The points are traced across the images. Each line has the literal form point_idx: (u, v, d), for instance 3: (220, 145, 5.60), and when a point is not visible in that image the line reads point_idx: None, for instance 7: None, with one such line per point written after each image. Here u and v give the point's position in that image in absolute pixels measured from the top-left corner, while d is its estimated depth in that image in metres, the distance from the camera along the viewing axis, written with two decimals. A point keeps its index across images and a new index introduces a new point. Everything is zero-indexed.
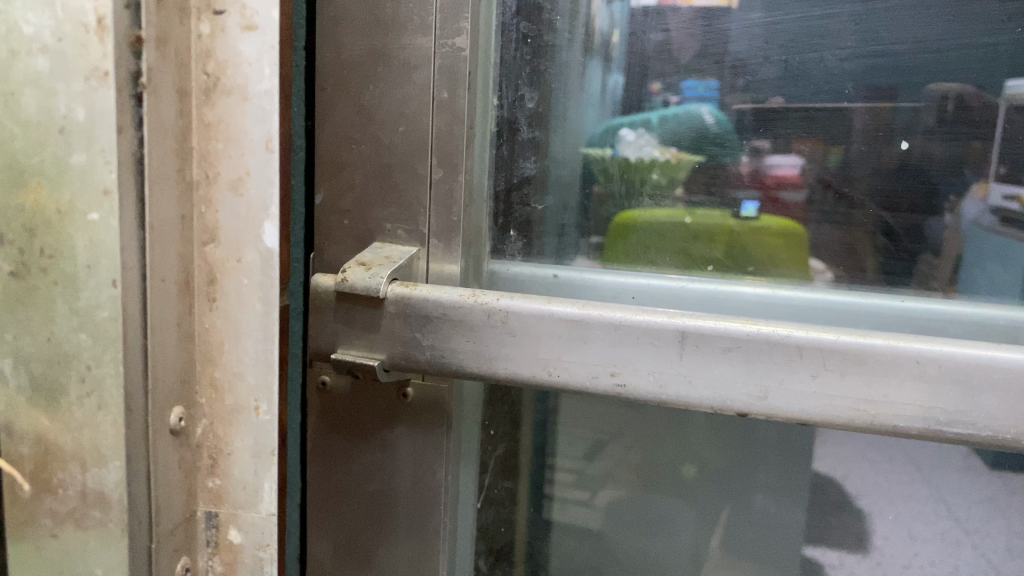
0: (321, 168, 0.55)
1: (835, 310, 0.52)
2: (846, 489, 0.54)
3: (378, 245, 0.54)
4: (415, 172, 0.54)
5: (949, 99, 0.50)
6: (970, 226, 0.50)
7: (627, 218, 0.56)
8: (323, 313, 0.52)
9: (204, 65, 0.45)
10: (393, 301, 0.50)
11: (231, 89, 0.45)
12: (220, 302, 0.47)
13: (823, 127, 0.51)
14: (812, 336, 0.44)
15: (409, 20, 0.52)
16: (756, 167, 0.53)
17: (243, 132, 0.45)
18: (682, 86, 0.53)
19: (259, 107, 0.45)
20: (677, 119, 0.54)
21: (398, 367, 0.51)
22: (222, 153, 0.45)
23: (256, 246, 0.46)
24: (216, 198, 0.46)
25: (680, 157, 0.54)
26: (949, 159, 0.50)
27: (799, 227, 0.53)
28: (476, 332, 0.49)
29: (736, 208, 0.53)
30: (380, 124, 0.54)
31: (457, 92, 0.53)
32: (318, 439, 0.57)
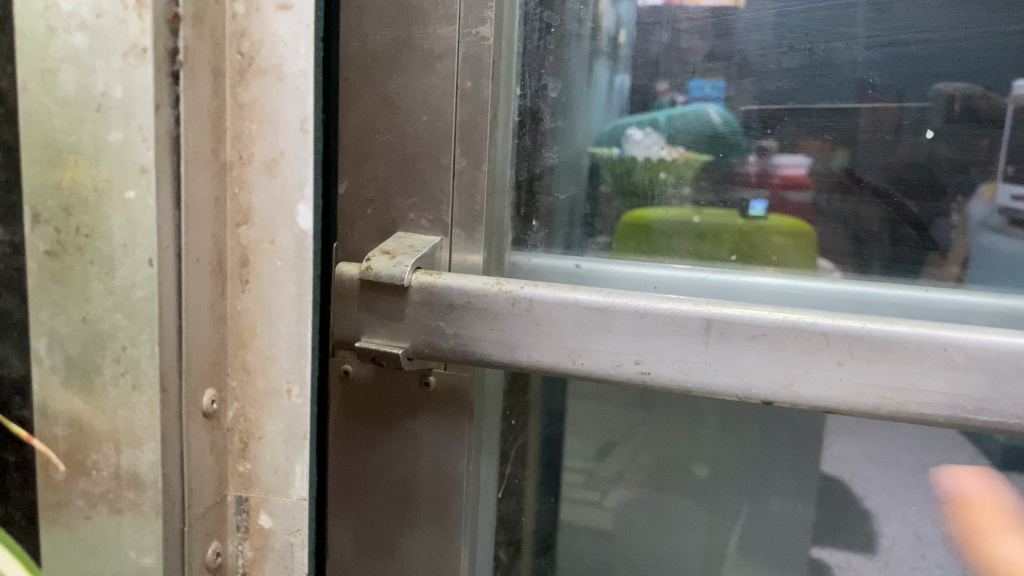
0: (346, 158, 0.55)
1: (860, 299, 0.51)
2: (853, 489, 0.54)
3: (401, 235, 0.54)
4: (438, 161, 0.53)
5: (955, 99, 0.49)
6: (977, 226, 0.50)
7: (639, 216, 0.55)
8: (347, 302, 0.51)
9: (238, 45, 0.45)
10: (417, 289, 0.50)
11: (266, 69, 0.45)
12: (252, 284, 0.47)
13: (834, 125, 0.51)
14: (838, 322, 0.44)
15: (433, 9, 0.52)
16: (763, 167, 0.52)
17: (277, 113, 0.45)
18: (687, 86, 0.53)
19: (294, 87, 0.45)
20: (685, 118, 0.53)
21: (422, 355, 0.50)
22: (256, 133, 0.45)
23: (289, 228, 0.46)
24: (250, 179, 0.46)
25: (688, 157, 0.54)
26: (954, 161, 0.50)
27: (805, 226, 0.52)
28: (499, 320, 0.49)
29: (743, 208, 0.53)
30: (403, 114, 0.53)
31: (481, 81, 0.52)
32: (340, 429, 0.57)
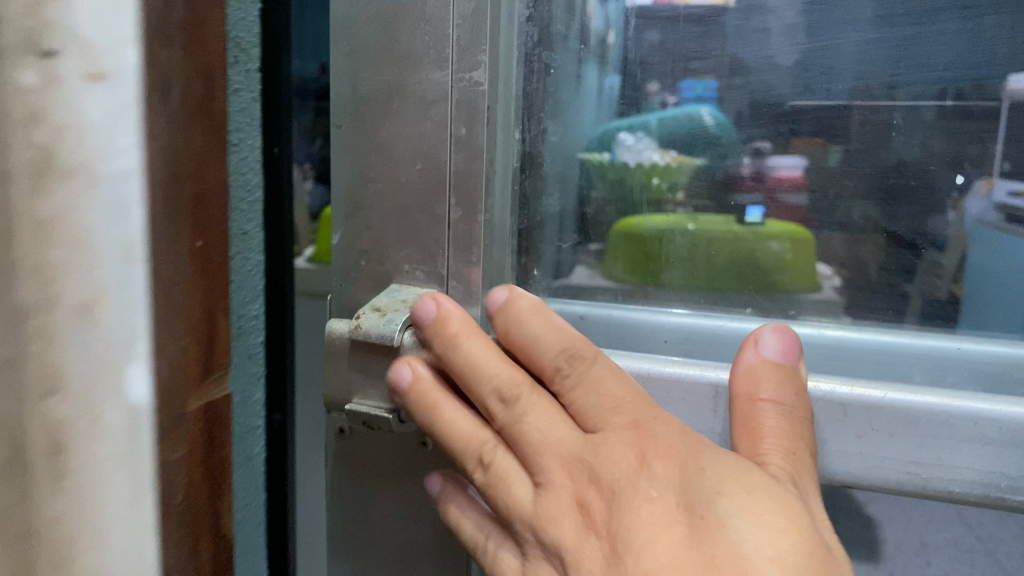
0: (340, 209, 0.53)
1: (886, 350, 0.49)
2: (857, 498, 0.51)
3: (395, 288, 0.52)
4: (433, 212, 0.51)
5: (945, 92, 0.49)
6: (974, 224, 0.49)
7: (630, 224, 0.56)
8: (338, 361, 0.48)
9: (27, 134, 0.34)
10: (409, 347, 0.47)
11: (71, 170, 0.34)
12: (70, 480, 0.36)
13: (825, 126, 0.51)
14: (856, 392, 0.43)
15: (425, 54, 0.49)
16: (758, 168, 0.53)
17: (90, 233, 0.35)
18: (679, 86, 0.54)
19: (114, 197, 0.35)
20: (677, 120, 0.55)
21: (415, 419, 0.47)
22: (61, 267, 0.35)
23: (116, 403, 0.36)
24: (56, 330, 0.35)
25: (680, 160, 0.55)
26: (947, 154, 0.49)
27: (805, 232, 0.53)
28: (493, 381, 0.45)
29: (740, 214, 0.54)
30: (397, 164, 0.51)
31: (475, 128, 0.49)
32: (337, 486, 0.55)
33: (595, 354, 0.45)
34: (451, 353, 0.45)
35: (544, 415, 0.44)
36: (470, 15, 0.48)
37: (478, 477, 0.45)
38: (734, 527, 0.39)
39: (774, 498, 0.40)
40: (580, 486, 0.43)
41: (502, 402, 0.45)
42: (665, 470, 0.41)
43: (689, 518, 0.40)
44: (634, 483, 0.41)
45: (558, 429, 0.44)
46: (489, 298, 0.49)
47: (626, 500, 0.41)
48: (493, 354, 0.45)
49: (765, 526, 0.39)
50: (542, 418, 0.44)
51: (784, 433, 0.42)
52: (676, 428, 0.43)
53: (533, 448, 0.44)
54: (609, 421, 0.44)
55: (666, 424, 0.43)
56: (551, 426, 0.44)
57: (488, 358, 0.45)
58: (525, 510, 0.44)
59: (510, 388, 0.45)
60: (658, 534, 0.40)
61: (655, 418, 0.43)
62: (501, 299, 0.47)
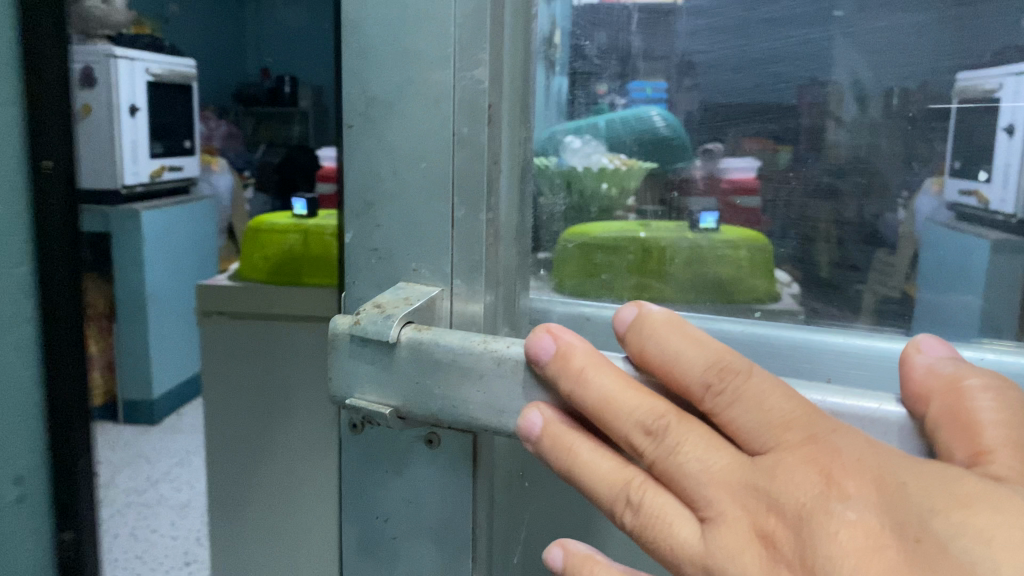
0: (352, 207, 0.54)
1: (857, 356, 0.54)
2: None
3: (400, 285, 0.53)
4: (437, 211, 0.51)
5: (893, 92, 0.56)
6: (924, 222, 0.58)
7: (578, 231, 0.59)
8: (341, 355, 0.49)
9: None
10: (406, 344, 0.47)
11: None
12: None
13: (770, 127, 0.58)
14: (849, 402, 0.40)
15: (429, 53, 0.49)
16: (710, 170, 0.59)
17: None
18: (628, 87, 0.58)
19: None
20: (626, 121, 0.59)
21: (412, 414, 0.48)
22: None
23: None
24: None
25: (629, 163, 0.60)
26: (901, 153, 0.56)
27: (763, 240, 0.60)
28: (486, 381, 0.45)
29: (694, 219, 0.60)
30: (402, 163, 0.52)
31: (477, 126, 0.50)
32: (349, 477, 0.56)
33: (749, 366, 0.39)
34: (578, 391, 0.41)
35: (701, 442, 0.38)
36: (473, 12, 0.49)
37: (629, 520, 0.40)
38: (967, 548, 0.32)
39: (1003, 509, 0.33)
40: (756, 513, 0.36)
41: (649, 435, 0.39)
42: (859, 490, 0.35)
43: (901, 542, 0.33)
44: (829, 511, 0.35)
45: (719, 454, 0.38)
46: (618, 316, 0.43)
47: (815, 526, 0.35)
48: (627, 384, 0.40)
49: (1003, 547, 0.32)
50: (699, 445, 0.38)
51: (1002, 420, 0.38)
52: (861, 442, 0.37)
53: (691, 478, 0.38)
54: (779, 439, 0.37)
55: (850, 438, 0.37)
56: (713, 453, 0.38)
57: (623, 390, 0.40)
58: (696, 552, 0.38)
59: (655, 418, 0.39)
60: (867, 563, 0.33)
61: (834, 430, 0.37)
62: (630, 318, 0.42)
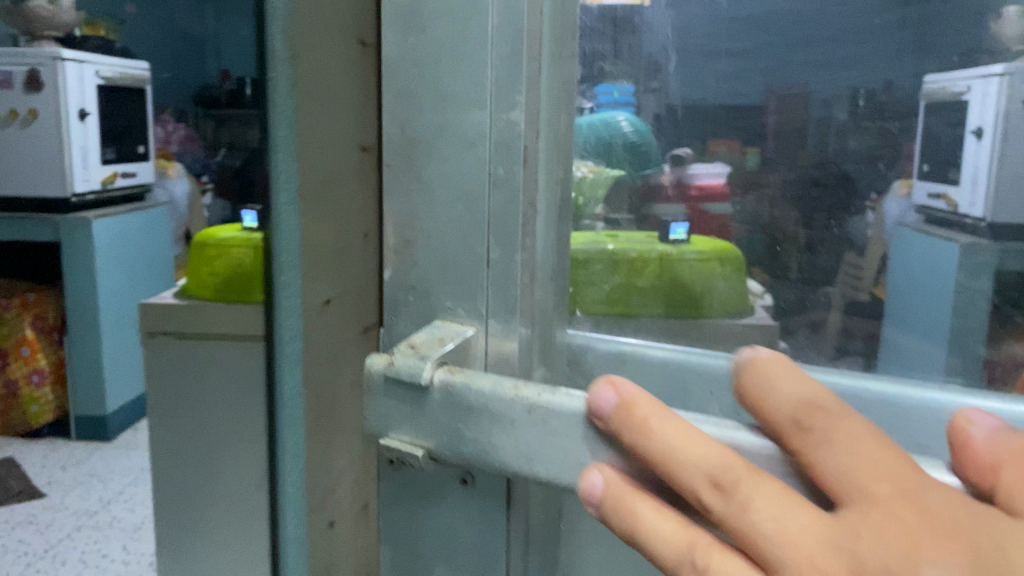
0: (388, 243, 0.55)
1: (887, 401, 0.45)
2: None
3: (436, 323, 0.53)
4: (473, 251, 0.51)
5: (858, 94, 0.63)
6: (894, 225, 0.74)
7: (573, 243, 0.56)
8: (375, 396, 0.49)
9: None
10: (438, 387, 0.46)
11: None
12: None
13: (741, 130, 0.63)
14: None
15: (466, 95, 0.49)
16: (679, 176, 0.61)
17: None
18: (595, 91, 0.55)
19: None
20: (600, 124, 0.56)
21: (445, 456, 0.47)
22: None
23: None
24: None
25: (597, 172, 0.58)
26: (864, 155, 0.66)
27: (733, 248, 0.62)
28: (516, 427, 0.44)
29: (666, 229, 0.61)
30: (440, 202, 0.52)
31: (513, 169, 0.49)
32: (385, 513, 0.56)
33: (843, 409, 0.34)
34: (642, 443, 0.37)
35: (772, 494, 0.33)
36: (507, 56, 0.48)
37: None
38: None
39: None
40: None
41: (717, 489, 0.34)
42: (951, 552, 0.30)
43: None
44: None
45: (792, 509, 0.33)
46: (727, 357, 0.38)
47: None
48: (691, 433, 0.36)
49: None
50: (769, 499, 0.33)
51: None
52: (952, 496, 0.32)
53: (756, 536, 0.33)
54: (865, 491, 0.32)
55: (942, 492, 0.32)
56: (789, 508, 0.33)
57: (685, 440, 0.36)
58: None
59: (724, 469, 0.34)
60: None
61: (921, 480, 0.32)
62: (740, 360, 0.37)
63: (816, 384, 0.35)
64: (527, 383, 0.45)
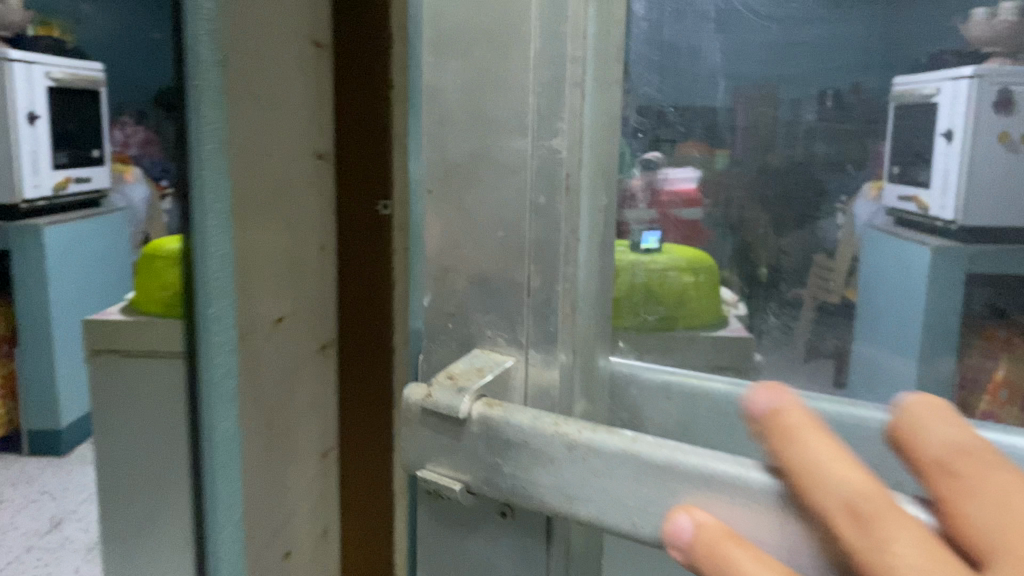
0: (431, 269, 0.54)
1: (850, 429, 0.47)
2: None
3: (476, 352, 0.52)
4: (513, 279, 0.50)
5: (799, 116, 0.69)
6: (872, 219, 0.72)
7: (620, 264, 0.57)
8: (413, 426, 0.48)
9: None
10: (477, 420, 0.45)
11: None
12: None
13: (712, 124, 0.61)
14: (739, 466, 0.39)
15: (507, 121, 0.48)
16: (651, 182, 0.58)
17: None
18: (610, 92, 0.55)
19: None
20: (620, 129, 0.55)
21: (483, 491, 0.46)
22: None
23: None
24: None
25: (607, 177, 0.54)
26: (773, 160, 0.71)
27: (709, 260, 0.67)
28: (556, 465, 0.43)
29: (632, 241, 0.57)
30: (480, 229, 0.51)
31: (555, 197, 0.48)
32: (424, 543, 0.55)
33: (1005, 466, 0.33)
34: (786, 452, 0.36)
35: (915, 535, 0.32)
36: (549, 81, 0.47)
37: None
38: None
39: None
40: None
41: (855, 516, 0.33)
42: None
43: None
44: None
45: (936, 554, 0.31)
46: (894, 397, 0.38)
47: None
48: (841, 453, 0.35)
49: None
50: (914, 536, 0.32)
51: None
52: None
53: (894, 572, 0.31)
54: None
55: None
56: (931, 553, 0.31)
57: (837, 460, 0.35)
58: None
59: (866, 498, 0.33)
60: None
61: None
62: (903, 401, 0.37)
63: (977, 436, 0.35)
64: (569, 419, 0.44)
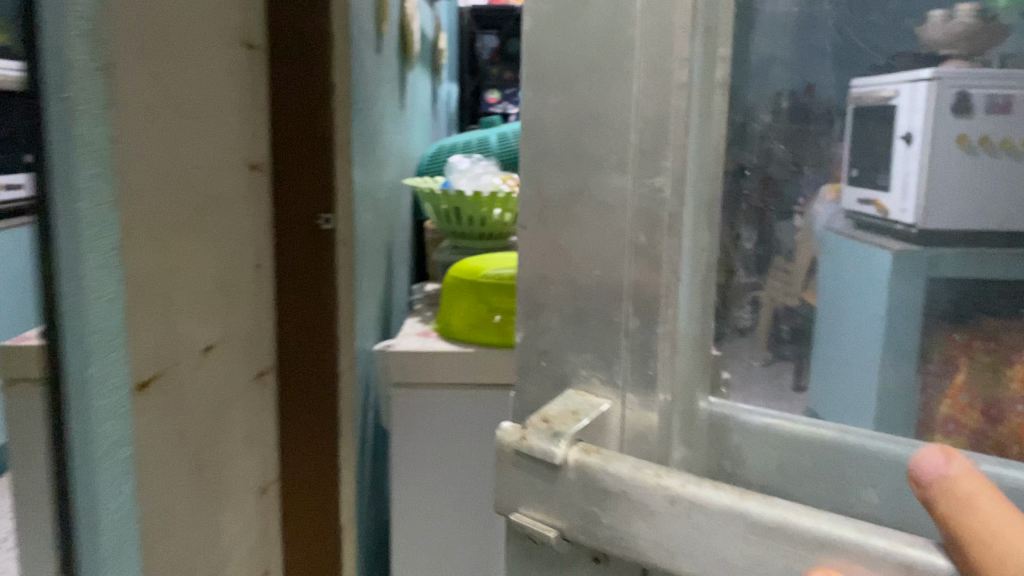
0: (523, 307, 0.53)
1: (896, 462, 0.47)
2: None
3: (571, 393, 0.50)
4: (611, 319, 0.49)
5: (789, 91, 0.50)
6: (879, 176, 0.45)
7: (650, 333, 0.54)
8: (505, 469, 0.47)
9: None
10: (573, 466, 0.44)
11: None
12: None
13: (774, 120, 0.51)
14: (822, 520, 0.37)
15: (607, 158, 0.47)
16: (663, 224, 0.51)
17: None
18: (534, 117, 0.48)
19: None
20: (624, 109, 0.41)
21: (579, 539, 0.45)
22: None
23: None
24: None
25: None
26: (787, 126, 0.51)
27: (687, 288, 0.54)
28: (656, 518, 0.41)
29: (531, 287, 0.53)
30: (576, 267, 0.50)
31: (656, 237, 0.46)
32: None
33: None
34: (961, 518, 0.35)
35: None
36: (653, 118, 0.45)
37: None
38: None
39: None
40: None
41: None
42: None
43: None
44: None
45: None
46: None
47: None
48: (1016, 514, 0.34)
49: None
50: None
51: None
52: None
53: None
54: None
55: None
56: None
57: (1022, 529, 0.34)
58: None
59: None
60: None
61: None
62: None
63: None
64: (669, 471, 0.42)
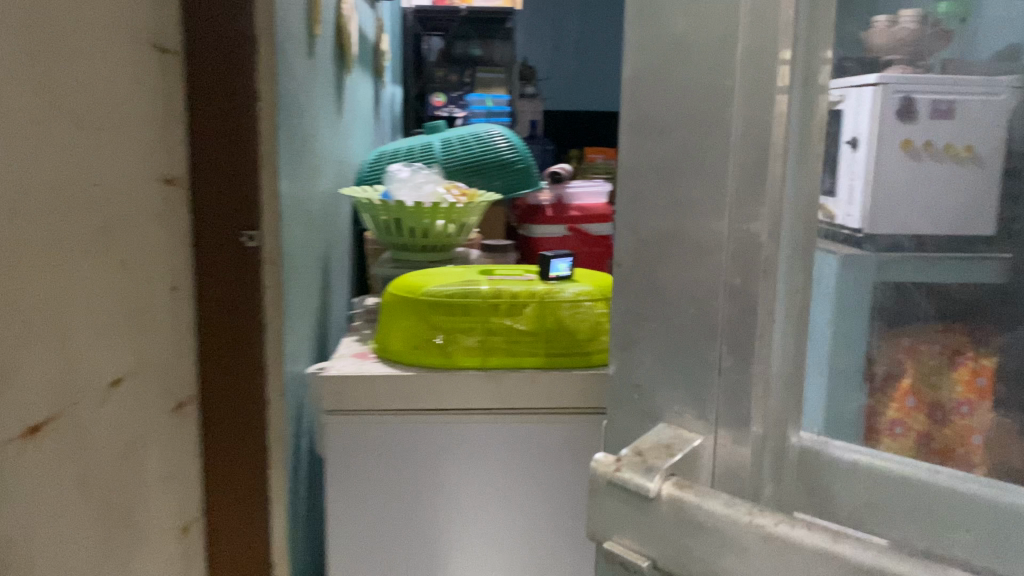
0: (618, 341, 0.56)
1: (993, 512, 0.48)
2: None
3: (663, 427, 0.52)
4: (704, 358, 0.50)
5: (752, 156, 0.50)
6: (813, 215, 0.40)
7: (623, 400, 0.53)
8: (599, 498, 0.49)
9: None
10: (666, 500, 0.46)
11: None
12: None
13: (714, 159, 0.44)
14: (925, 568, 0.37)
15: (703, 202, 0.49)
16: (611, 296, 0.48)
17: None
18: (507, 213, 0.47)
19: None
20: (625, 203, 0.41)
21: (670, 570, 0.46)
22: None
23: None
24: None
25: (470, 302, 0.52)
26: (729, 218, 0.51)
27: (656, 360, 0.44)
28: (748, 554, 0.42)
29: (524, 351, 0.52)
30: (669, 305, 0.52)
31: (751, 280, 0.48)
32: None
33: None
34: None
35: None
36: (750, 167, 0.47)
37: None
38: None
39: None
40: None
41: None
42: None
43: None
44: None
45: None
46: None
47: None
48: None
49: None
50: None
51: None
52: None
53: None
54: None
55: None
56: None
57: None
58: None
59: None
60: None
61: None
62: None
63: None
64: (761, 510, 0.43)
